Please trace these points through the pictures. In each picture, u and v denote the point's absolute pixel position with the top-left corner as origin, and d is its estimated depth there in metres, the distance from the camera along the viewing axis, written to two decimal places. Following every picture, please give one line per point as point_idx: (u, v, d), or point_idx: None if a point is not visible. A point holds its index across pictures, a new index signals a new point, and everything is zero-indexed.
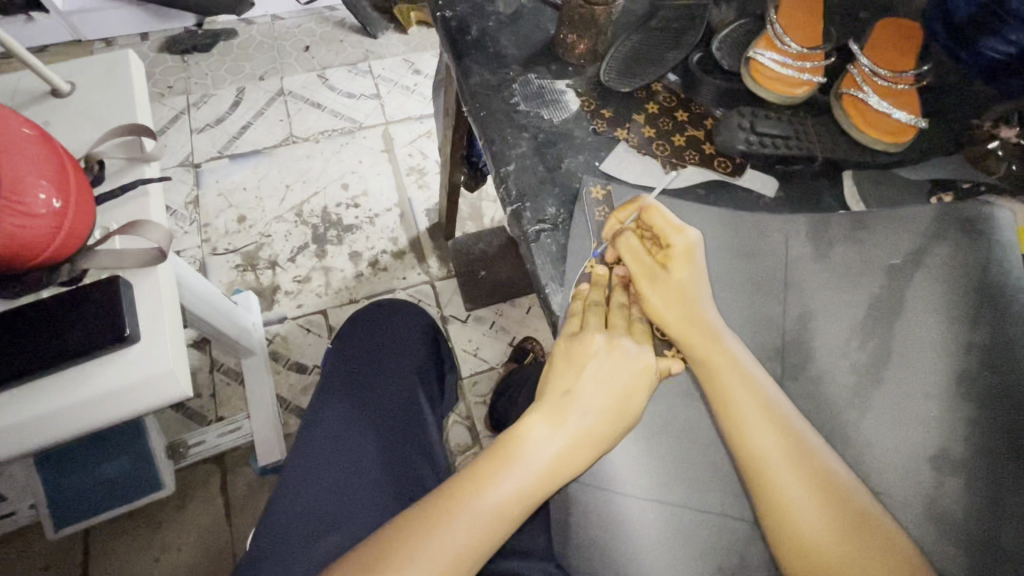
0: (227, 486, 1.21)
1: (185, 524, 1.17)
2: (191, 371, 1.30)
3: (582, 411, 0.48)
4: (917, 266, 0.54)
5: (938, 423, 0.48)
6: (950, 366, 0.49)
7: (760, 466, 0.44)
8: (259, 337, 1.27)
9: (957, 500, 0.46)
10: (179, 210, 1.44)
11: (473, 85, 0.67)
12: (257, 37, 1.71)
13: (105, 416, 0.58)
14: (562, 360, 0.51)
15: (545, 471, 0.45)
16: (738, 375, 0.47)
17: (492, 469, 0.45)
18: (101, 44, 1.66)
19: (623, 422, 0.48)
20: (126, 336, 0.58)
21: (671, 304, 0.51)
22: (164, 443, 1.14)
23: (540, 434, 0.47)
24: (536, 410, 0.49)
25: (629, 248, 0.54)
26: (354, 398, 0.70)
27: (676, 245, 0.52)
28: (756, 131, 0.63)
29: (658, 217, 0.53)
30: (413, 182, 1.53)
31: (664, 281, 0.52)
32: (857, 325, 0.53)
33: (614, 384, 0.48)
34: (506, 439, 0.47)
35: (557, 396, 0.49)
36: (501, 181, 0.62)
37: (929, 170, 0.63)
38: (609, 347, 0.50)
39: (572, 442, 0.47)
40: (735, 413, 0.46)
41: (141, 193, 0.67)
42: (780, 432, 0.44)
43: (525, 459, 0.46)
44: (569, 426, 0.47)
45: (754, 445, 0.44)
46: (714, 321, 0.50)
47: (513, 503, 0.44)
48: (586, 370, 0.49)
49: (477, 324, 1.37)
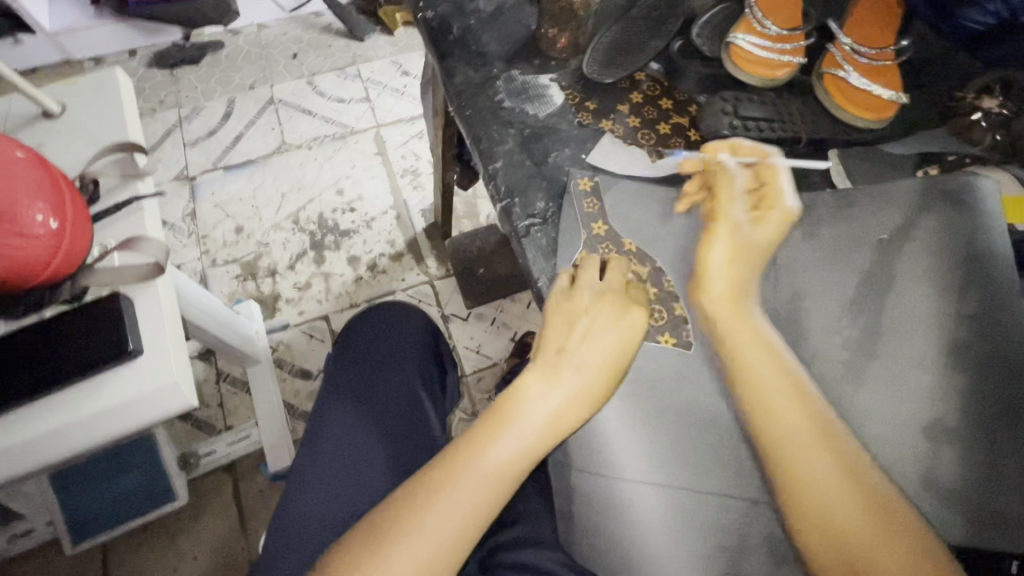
0: (239, 494, 1.23)
1: (200, 533, 1.19)
2: (198, 382, 1.32)
3: (577, 366, 0.50)
4: (905, 238, 0.54)
5: (931, 394, 0.49)
6: (940, 338, 0.50)
7: (781, 445, 0.44)
8: (264, 345, 1.28)
9: (951, 470, 0.46)
10: (177, 224, 1.45)
11: (458, 84, 0.68)
12: (244, 47, 1.72)
13: (114, 429, 0.59)
14: (555, 317, 0.52)
15: (543, 426, 0.48)
16: (761, 355, 0.47)
17: (492, 430, 0.48)
18: (91, 62, 1.67)
19: (617, 375, 0.50)
20: (129, 350, 0.59)
21: (739, 255, 0.51)
22: (175, 455, 1.16)
23: (535, 391, 0.49)
24: (530, 370, 0.50)
25: (729, 186, 0.54)
26: (360, 388, 0.71)
27: (777, 211, 0.53)
28: (740, 115, 0.62)
29: (775, 179, 0.55)
30: (407, 183, 1.54)
31: (748, 233, 0.52)
32: (847, 302, 0.53)
33: (605, 339, 0.50)
34: (504, 401, 0.49)
35: (552, 354, 0.51)
36: (490, 178, 0.63)
37: (915, 144, 0.63)
38: (600, 302, 0.51)
39: (568, 398, 0.48)
40: (758, 391, 0.46)
41: (138, 209, 0.68)
42: (810, 415, 0.45)
43: (523, 416, 0.48)
44: (563, 382, 0.49)
45: (779, 425, 0.44)
46: (750, 292, 0.51)
47: (515, 460, 0.47)
48: (579, 325, 0.51)
49: (477, 321, 1.38)
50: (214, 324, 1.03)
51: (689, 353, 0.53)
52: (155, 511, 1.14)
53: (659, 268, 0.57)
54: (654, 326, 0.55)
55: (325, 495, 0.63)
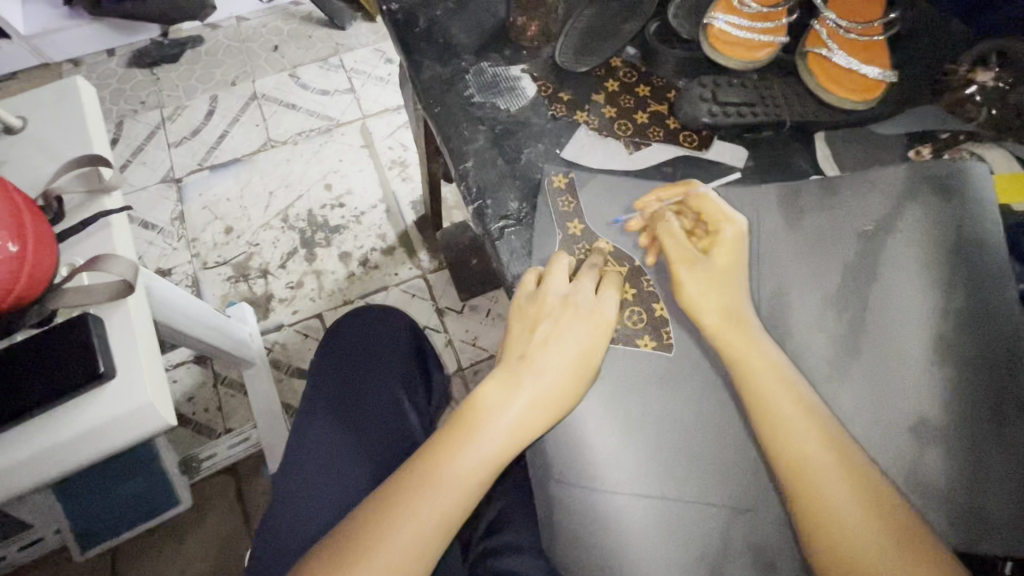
0: (243, 494, 1.24)
1: (206, 534, 1.20)
2: (196, 386, 1.32)
3: (538, 375, 0.48)
4: (890, 230, 0.51)
5: (919, 391, 0.47)
6: (929, 333, 0.48)
7: (800, 470, 0.43)
8: (259, 346, 1.28)
9: (939, 470, 0.45)
10: (166, 228, 1.44)
11: (426, 80, 0.65)
12: (224, 41, 1.68)
13: (91, 452, 0.58)
14: (520, 321, 0.51)
15: (503, 437, 0.46)
16: (772, 380, 0.46)
17: (452, 443, 0.46)
18: (69, 65, 1.64)
19: (580, 382, 0.48)
20: (101, 373, 0.58)
21: (712, 287, 0.49)
22: (176, 460, 1.17)
23: (497, 401, 0.47)
24: (490, 379, 0.49)
25: (670, 232, 0.52)
26: (338, 403, 0.67)
27: (725, 232, 0.50)
28: (719, 101, 0.60)
29: (710, 203, 0.52)
30: (396, 175, 1.51)
31: (704, 267, 0.50)
32: (831, 295, 0.51)
33: (567, 345, 0.48)
34: (464, 411, 0.48)
35: (513, 362, 0.49)
36: (461, 179, 0.60)
37: (905, 122, 0.61)
38: (565, 306, 0.50)
39: (528, 408, 0.47)
40: (772, 422, 0.45)
41: (105, 225, 0.66)
42: (834, 446, 0.43)
43: (485, 427, 0.47)
44: (523, 392, 0.47)
45: (795, 447, 0.43)
46: (748, 313, 0.49)
47: (474, 473, 0.45)
48: (541, 330, 0.49)
49: (472, 313, 1.37)
50: (206, 324, 1.03)
51: (669, 356, 0.51)
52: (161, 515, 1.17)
53: (637, 267, 0.55)
54: (631, 329, 0.52)
55: (308, 517, 0.60)
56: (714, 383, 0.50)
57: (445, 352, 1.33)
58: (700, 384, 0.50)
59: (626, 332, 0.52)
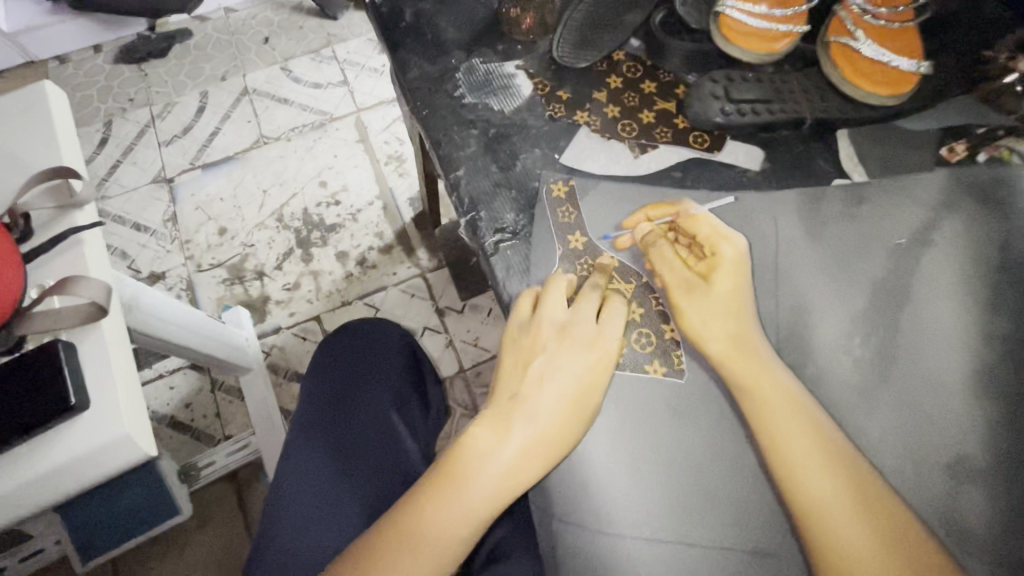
0: (245, 502, 1.21)
1: (211, 539, 1.18)
2: (193, 391, 1.27)
3: (532, 416, 0.44)
4: (924, 244, 0.47)
5: (958, 424, 0.42)
6: (970, 360, 0.44)
7: (819, 519, 0.38)
8: (255, 352, 1.21)
9: (980, 513, 0.40)
10: (158, 230, 1.37)
11: (413, 80, 0.60)
12: (213, 34, 1.60)
13: (63, 488, 0.55)
14: (513, 354, 0.47)
15: (494, 486, 0.42)
16: (786, 416, 0.42)
17: (438, 491, 0.42)
18: (56, 62, 1.57)
19: (579, 423, 0.44)
20: (71, 406, 0.54)
21: (715, 314, 0.45)
22: (175, 469, 1.13)
23: (487, 444, 0.43)
24: (480, 419, 0.45)
25: (664, 255, 0.48)
26: (326, 428, 0.63)
27: (725, 253, 0.46)
28: (732, 99, 0.55)
29: (701, 223, 0.48)
30: (392, 171, 1.43)
31: (703, 294, 0.45)
32: (858, 314, 0.47)
33: (564, 382, 0.44)
34: (452, 455, 0.44)
35: (507, 400, 0.45)
36: (452, 188, 0.56)
37: (940, 116, 0.55)
38: (561, 338, 0.46)
39: (522, 453, 0.43)
40: (785, 460, 0.40)
41: (76, 242, 0.62)
42: (857, 488, 0.39)
43: (474, 474, 0.42)
44: (516, 435, 0.43)
45: (812, 494, 0.39)
46: (759, 341, 0.45)
47: (462, 528, 0.41)
48: (535, 366, 0.46)
49: (473, 312, 1.30)
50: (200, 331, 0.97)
51: (682, 383, 0.47)
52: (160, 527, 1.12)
53: (647, 282, 0.51)
54: (639, 352, 0.48)
55: None
56: (730, 413, 0.46)
57: (445, 353, 1.26)
58: (715, 415, 0.46)
59: (636, 355, 0.48)
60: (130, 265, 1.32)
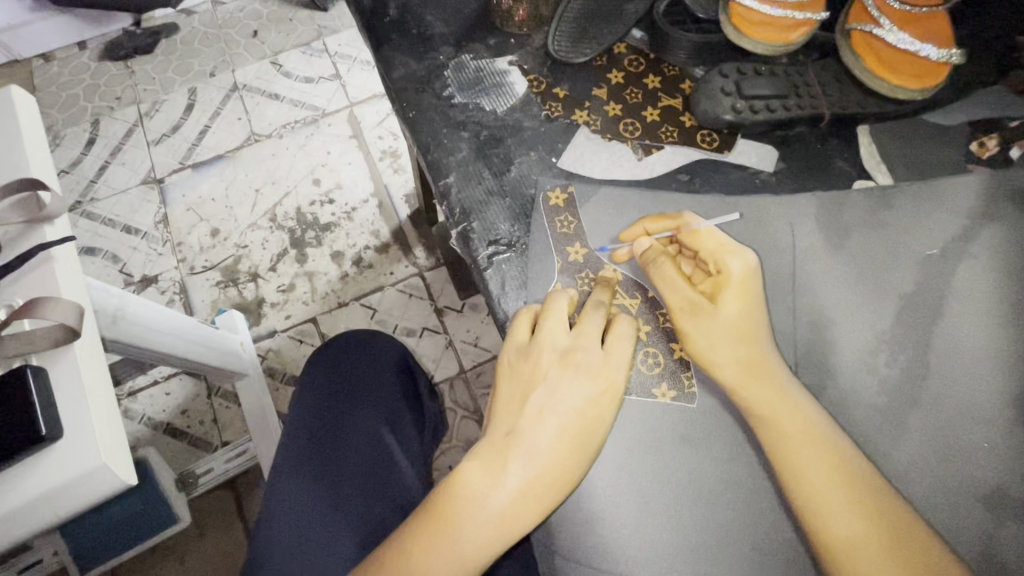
0: (245, 512, 1.01)
1: (211, 552, 0.98)
2: (188, 397, 1.06)
3: (530, 454, 0.40)
4: (961, 254, 0.44)
5: (991, 451, 0.39)
6: (1010, 385, 0.40)
7: (848, 566, 0.34)
8: (252, 357, 1.02)
9: (1018, 549, 0.37)
10: (149, 232, 1.17)
11: (398, 79, 0.56)
12: (198, 28, 1.36)
13: (27, 528, 0.45)
14: (511, 382, 0.43)
15: (487, 532, 0.39)
16: (807, 449, 0.37)
17: (427, 537, 0.39)
18: (40, 61, 1.33)
19: (579, 463, 0.41)
20: (42, 436, 0.44)
21: (726, 339, 0.41)
22: (172, 476, 0.95)
23: (481, 485, 0.40)
24: (474, 456, 0.41)
25: (667, 274, 0.44)
26: (312, 451, 0.58)
27: (732, 270, 0.42)
28: (745, 94, 0.51)
29: (704, 239, 0.44)
30: (388, 166, 1.23)
31: (710, 317, 0.42)
32: (882, 331, 0.43)
33: (564, 417, 0.41)
34: (443, 495, 0.40)
35: (502, 434, 0.42)
36: (442, 197, 0.52)
37: (968, 110, 0.52)
38: (561, 366, 0.42)
39: (517, 496, 0.39)
40: (806, 497, 0.36)
41: (46, 259, 0.49)
42: (886, 526, 0.35)
43: (465, 518, 0.39)
44: (511, 475, 0.40)
45: (840, 538, 0.35)
46: (777, 365, 0.41)
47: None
48: (534, 398, 0.42)
49: (475, 310, 1.13)
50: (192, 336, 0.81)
51: (691, 407, 0.44)
52: (156, 537, 0.93)
53: (652, 299, 0.47)
54: (646, 375, 0.45)
55: None
56: (743, 441, 0.43)
57: (445, 355, 1.10)
58: (729, 443, 0.43)
59: (640, 376, 0.45)
60: (121, 270, 1.14)
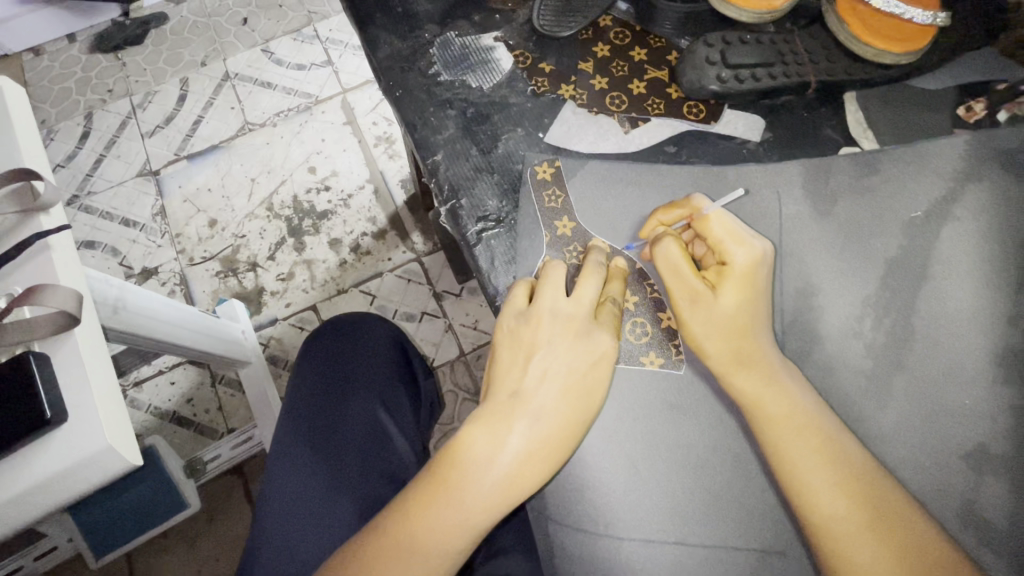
0: (252, 495, 1.02)
1: (220, 536, 1.00)
2: (192, 386, 1.07)
3: (534, 415, 0.41)
4: (945, 217, 0.44)
5: (974, 410, 0.40)
6: (992, 343, 0.41)
7: (829, 535, 0.36)
8: (253, 344, 1.03)
9: (999, 502, 0.38)
10: (147, 224, 1.18)
11: (384, 59, 0.55)
12: (187, 16, 1.34)
13: (34, 511, 0.46)
14: (512, 348, 0.44)
15: (490, 493, 0.40)
16: (793, 428, 0.39)
17: (432, 501, 0.39)
18: (30, 55, 1.32)
19: (581, 426, 0.42)
20: (48, 419, 0.45)
21: (727, 320, 0.42)
22: (180, 463, 0.97)
23: (484, 448, 0.41)
24: (477, 419, 0.42)
25: (673, 259, 0.44)
26: (316, 431, 0.59)
27: (736, 261, 0.42)
28: (730, 63, 0.50)
29: (715, 225, 0.44)
30: (383, 152, 1.22)
31: (710, 305, 0.42)
32: (869, 296, 0.44)
33: (566, 382, 0.42)
34: (446, 459, 0.41)
35: (505, 398, 0.42)
36: (430, 174, 0.52)
37: (953, 75, 0.52)
38: (563, 331, 0.43)
39: (522, 458, 0.40)
40: (792, 473, 0.37)
41: (43, 248, 0.50)
42: (869, 504, 0.36)
43: (469, 480, 0.40)
44: (515, 438, 0.41)
45: (822, 513, 0.36)
46: (767, 340, 0.42)
47: (458, 539, 0.39)
48: (535, 363, 0.43)
49: (474, 294, 1.13)
50: (193, 324, 0.81)
51: (678, 374, 0.45)
52: (167, 522, 0.95)
53: (641, 271, 0.48)
54: (634, 345, 0.46)
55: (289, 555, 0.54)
56: (732, 408, 0.44)
57: (444, 340, 1.11)
58: (714, 409, 0.44)
59: (628, 346, 0.46)
60: (121, 262, 1.15)
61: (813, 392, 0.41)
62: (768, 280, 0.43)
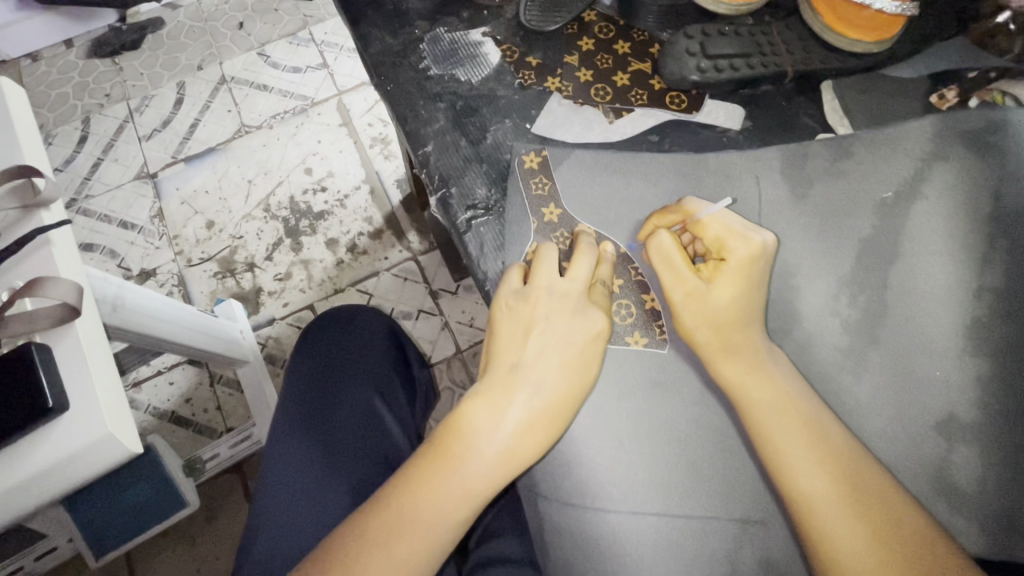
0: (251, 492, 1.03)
1: (220, 533, 1.00)
2: (190, 386, 1.09)
3: (534, 386, 0.43)
4: (915, 197, 0.46)
5: (944, 382, 0.42)
6: (960, 317, 0.43)
7: (809, 511, 0.37)
8: (252, 343, 1.04)
9: (967, 469, 0.40)
10: (146, 226, 1.19)
11: (376, 54, 0.57)
12: (183, 21, 1.36)
13: (35, 499, 0.47)
14: (512, 323, 0.45)
15: (491, 461, 0.41)
16: (776, 411, 0.40)
17: (434, 470, 0.41)
18: (28, 60, 1.34)
19: (579, 396, 0.44)
20: (51, 408, 0.46)
21: (720, 305, 0.43)
22: (179, 463, 0.99)
23: (484, 420, 0.42)
24: (478, 392, 0.43)
25: (669, 253, 0.45)
26: (317, 419, 0.61)
27: (736, 254, 0.43)
28: (709, 54, 0.52)
29: (710, 229, 0.45)
30: (378, 153, 1.24)
31: (704, 296, 0.43)
32: (845, 275, 0.46)
33: (565, 356, 0.43)
34: (448, 431, 0.42)
35: (505, 371, 0.43)
36: (421, 166, 0.54)
37: (925, 64, 0.54)
38: (561, 308, 0.44)
39: (522, 428, 0.42)
40: (774, 452, 0.39)
41: (44, 243, 0.51)
42: (848, 481, 0.37)
43: (470, 450, 0.41)
44: (515, 410, 0.42)
45: (802, 489, 0.38)
46: (753, 323, 0.43)
47: (460, 506, 0.40)
48: (534, 337, 0.44)
49: (470, 291, 1.15)
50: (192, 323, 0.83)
51: (662, 353, 0.47)
52: (168, 519, 0.96)
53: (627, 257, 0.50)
54: (620, 325, 0.48)
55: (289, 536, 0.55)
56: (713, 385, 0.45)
57: (440, 336, 1.12)
58: (696, 386, 0.45)
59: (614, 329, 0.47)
60: (119, 264, 1.16)
61: (794, 374, 0.42)
62: (766, 272, 0.44)
